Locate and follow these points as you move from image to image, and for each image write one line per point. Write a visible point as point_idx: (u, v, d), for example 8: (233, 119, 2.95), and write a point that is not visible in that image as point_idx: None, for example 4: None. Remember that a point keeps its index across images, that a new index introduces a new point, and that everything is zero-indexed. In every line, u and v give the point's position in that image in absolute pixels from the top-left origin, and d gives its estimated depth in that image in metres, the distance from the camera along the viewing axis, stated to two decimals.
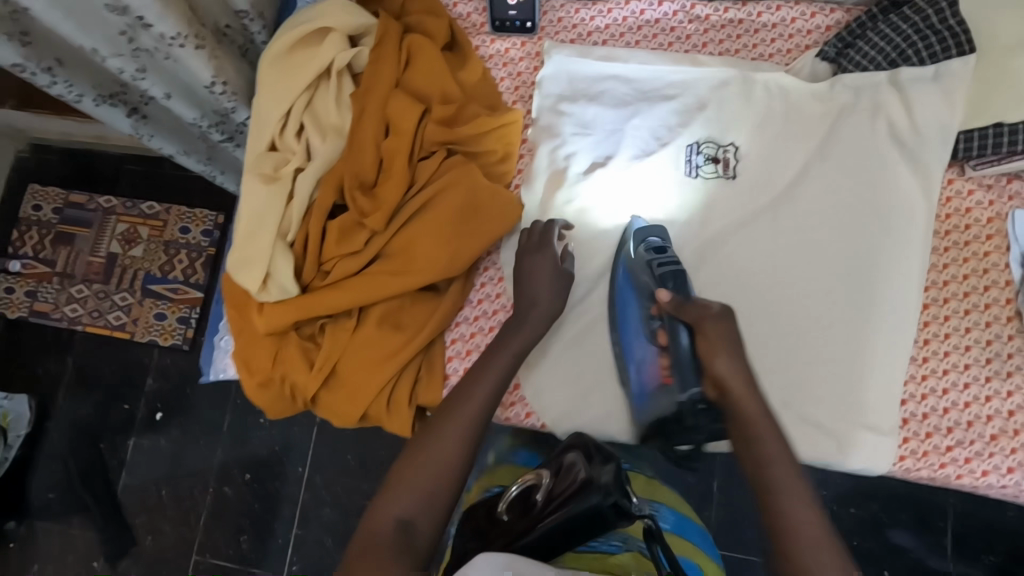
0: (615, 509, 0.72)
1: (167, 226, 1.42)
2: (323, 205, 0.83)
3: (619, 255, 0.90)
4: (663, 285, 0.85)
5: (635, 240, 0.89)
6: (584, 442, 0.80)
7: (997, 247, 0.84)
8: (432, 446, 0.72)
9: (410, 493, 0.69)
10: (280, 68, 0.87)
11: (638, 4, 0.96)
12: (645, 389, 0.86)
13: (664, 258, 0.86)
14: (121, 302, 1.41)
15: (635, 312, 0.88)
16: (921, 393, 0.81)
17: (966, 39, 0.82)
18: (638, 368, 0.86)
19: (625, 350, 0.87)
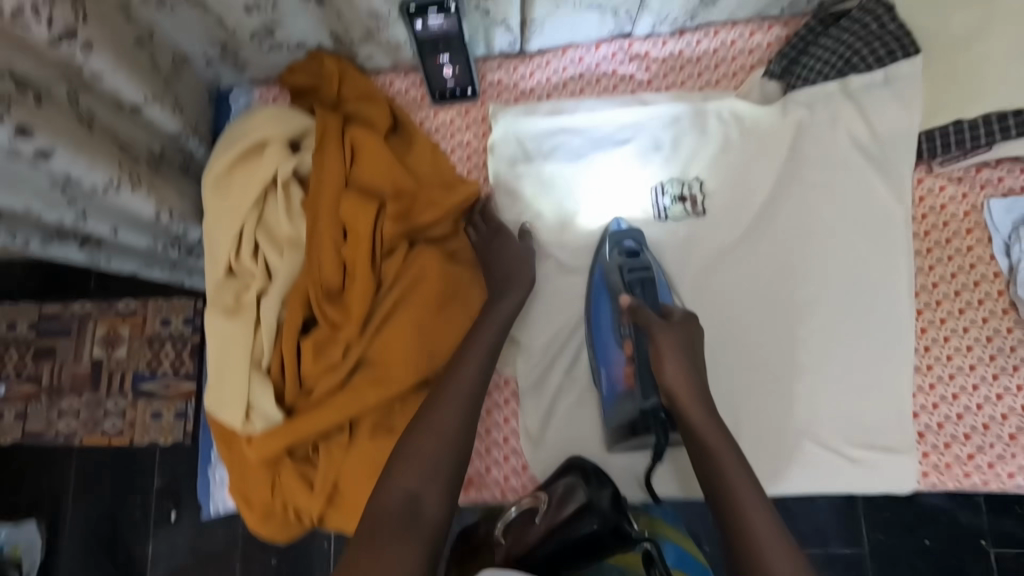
0: (612, 533, 0.76)
1: (147, 320, 1.25)
2: (293, 325, 0.80)
3: (596, 261, 0.89)
4: (632, 291, 0.85)
5: (611, 243, 0.88)
6: (582, 463, 0.84)
7: (979, 240, 0.82)
8: (426, 429, 0.72)
9: (412, 475, 0.69)
10: (224, 190, 0.84)
11: (576, 51, 0.94)
12: (614, 390, 0.86)
13: (636, 263, 0.86)
14: (115, 408, 1.24)
15: (607, 322, 0.87)
16: (932, 402, 0.80)
17: (909, 41, 0.81)
18: (609, 371, 0.87)
19: (596, 350, 0.87)
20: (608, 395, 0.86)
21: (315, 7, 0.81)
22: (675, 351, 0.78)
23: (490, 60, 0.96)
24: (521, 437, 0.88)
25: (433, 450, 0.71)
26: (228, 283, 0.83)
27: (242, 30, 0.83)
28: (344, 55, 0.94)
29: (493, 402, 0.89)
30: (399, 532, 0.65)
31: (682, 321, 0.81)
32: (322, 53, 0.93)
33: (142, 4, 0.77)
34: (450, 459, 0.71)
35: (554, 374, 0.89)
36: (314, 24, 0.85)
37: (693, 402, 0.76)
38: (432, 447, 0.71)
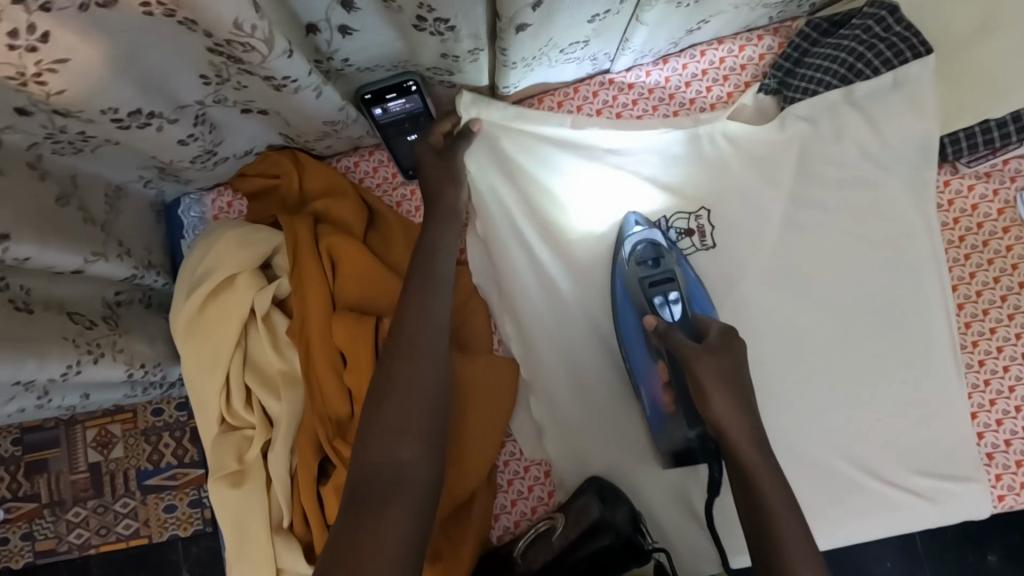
0: (628, 548, 0.77)
1: (138, 413, 1.08)
2: (308, 473, 0.72)
3: (613, 266, 0.81)
4: (657, 309, 0.78)
5: (628, 249, 0.79)
6: (596, 483, 0.80)
7: (1018, 238, 0.77)
8: (393, 395, 0.65)
9: (394, 446, 0.63)
10: (199, 335, 0.75)
11: (552, 98, 0.84)
12: (659, 412, 0.80)
13: (657, 275, 0.79)
14: (125, 509, 1.07)
15: (636, 336, 0.80)
16: (996, 419, 0.76)
17: (919, 40, 0.74)
18: (648, 388, 0.80)
19: (633, 369, 0.80)
20: (654, 414, 0.80)
21: (259, 115, 0.68)
22: (720, 395, 0.69)
23: None
24: None
25: (406, 412, 0.64)
26: (226, 439, 0.75)
27: (181, 159, 0.69)
28: (298, 147, 0.83)
29: (535, 497, 0.84)
30: (389, 500, 0.61)
31: (721, 344, 0.72)
32: (273, 150, 0.83)
33: (55, 155, 0.66)
34: (425, 416, 0.65)
35: (599, 456, 0.83)
36: (261, 127, 0.72)
37: (770, 483, 0.66)
38: (405, 411, 0.64)
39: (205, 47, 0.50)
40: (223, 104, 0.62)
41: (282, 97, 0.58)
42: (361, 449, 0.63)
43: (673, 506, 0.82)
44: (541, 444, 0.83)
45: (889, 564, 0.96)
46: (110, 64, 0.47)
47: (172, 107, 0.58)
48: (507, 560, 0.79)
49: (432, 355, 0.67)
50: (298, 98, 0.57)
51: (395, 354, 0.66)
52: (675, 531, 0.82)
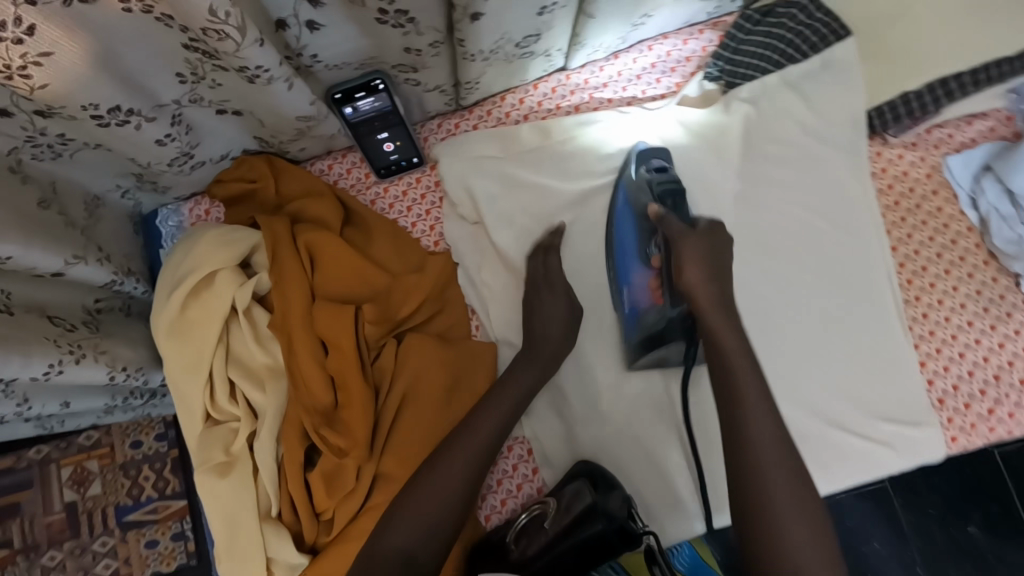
0: (620, 532, 0.77)
1: (116, 448, 1.08)
2: (296, 462, 0.73)
3: (621, 178, 0.85)
4: (663, 204, 0.80)
5: (637, 162, 0.83)
6: (589, 469, 0.81)
7: (946, 199, 0.83)
8: (423, 487, 0.71)
9: (407, 527, 0.70)
10: (181, 332, 0.77)
11: (514, 95, 0.90)
12: (637, 310, 0.82)
13: (664, 179, 0.81)
14: (104, 549, 1.06)
15: (634, 237, 0.82)
16: (943, 366, 0.81)
17: (838, 25, 0.82)
18: (630, 291, 0.83)
19: (619, 268, 0.83)
20: (632, 316, 0.83)
21: (234, 117, 0.72)
22: (699, 265, 0.74)
23: (428, 123, 0.91)
24: None
25: (429, 504, 0.71)
26: (211, 434, 0.76)
27: (158, 161, 0.73)
28: (273, 152, 0.87)
29: (520, 474, 0.86)
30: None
31: (706, 230, 0.77)
32: (248, 154, 0.86)
33: (35, 160, 0.69)
34: (448, 510, 0.71)
35: (578, 431, 0.85)
36: (237, 130, 0.75)
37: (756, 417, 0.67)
38: (426, 504, 0.71)
39: (181, 43, 0.54)
40: (198, 104, 0.65)
41: (257, 92, 0.62)
42: (384, 532, 0.70)
43: (652, 475, 0.84)
44: (522, 424, 0.86)
45: (880, 544, 1.03)
46: (93, 59, 0.51)
47: (150, 105, 0.61)
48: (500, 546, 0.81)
49: (473, 465, 0.73)
50: (271, 91, 0.60)
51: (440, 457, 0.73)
52: (655, 500, 0.84)
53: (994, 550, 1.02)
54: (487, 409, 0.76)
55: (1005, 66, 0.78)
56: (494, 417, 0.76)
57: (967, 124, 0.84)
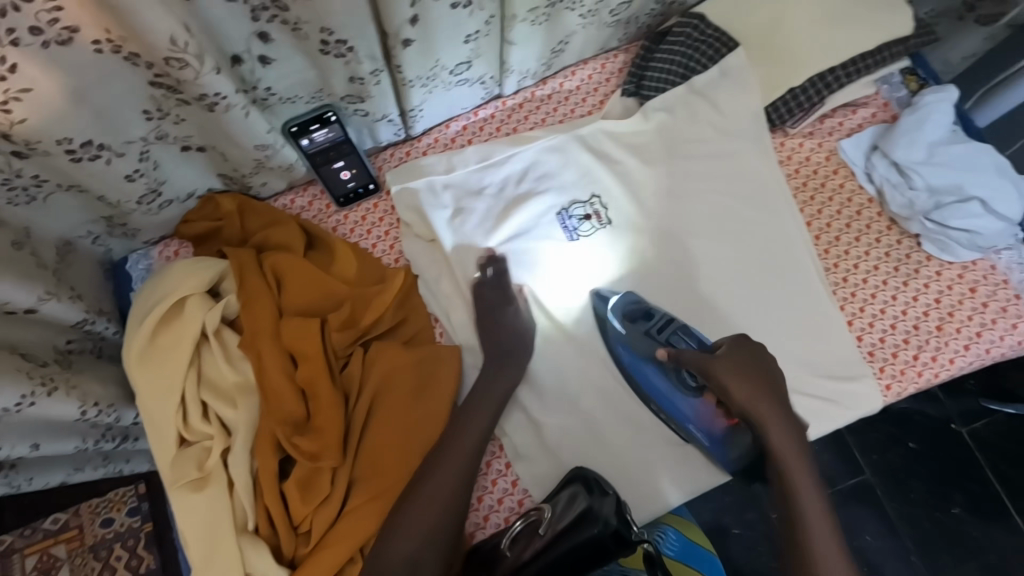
0: (615, 536, 0.79)
1: (85, 530, 1.15)
2: (270, 473, 0.75)
3: (611, 336, 0.88)
4: (672, 345, 0.87)
5: (619, 316, 0.89)
6: (584, 476, 0.82)
7: (846, 177, 0.94)
8: (420, 500, 0.75)
9: (407, 537, 0.74)
10: (152, 360, 0.80)
11: (458, 122, 1.00)
12: (717, 439, 0.85)
13: (657, 322, 0.88)
14: None
15: (661, 382, 0.87)
16: (868, 322, 0.89)
17: (727, 39, 0.95)
18: (696, 425, 0.86)
19: (672, 415, 0.86)
20: (715, 445, 0.85)
21: (198, 153, 0.79)
22: (743, 382, 0.82)
23: (381, 153, 0.99)
24: (532, 493, 0.86)
25: (426, 516, 0.74)
26: (184, 455, 0.77)
27: (128, 200, 0.78)
28: (238, 190, 0.93)
29: (493, 470, 0.88)
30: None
31: (733, 346, 0.85)
32: (214, 194, 0.91)
33: (9, 206, 0.73)
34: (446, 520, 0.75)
35: (542, 421, 0.87)
36: (201, 167, 0.82)
37: (794, 472, 0.81)
38: (423, 516, 0.74)
39: (147, 80, 0.62)
40: (164, 141, 0.72)
41: (218, 123, 0.69)
42: (386, 546, 0.73)
43: (620, 458, 0.87)
44: None
45: (869, 535, 1.19)
46: (66, 95, 0.58)
47: (119, 141, 0.68)
48: (496, 554, 0.81)
49: (456, 468, 0.77)
50: (230, 119, 0.67)
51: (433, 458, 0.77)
52: (626, 481, 0.86)
53: (971, 522, 1.19)
54: (470, 419, 0.81)
55: (869, 59, 0.92)
56: (479, 424, 0.80)
57: (852, 113, 0.96)
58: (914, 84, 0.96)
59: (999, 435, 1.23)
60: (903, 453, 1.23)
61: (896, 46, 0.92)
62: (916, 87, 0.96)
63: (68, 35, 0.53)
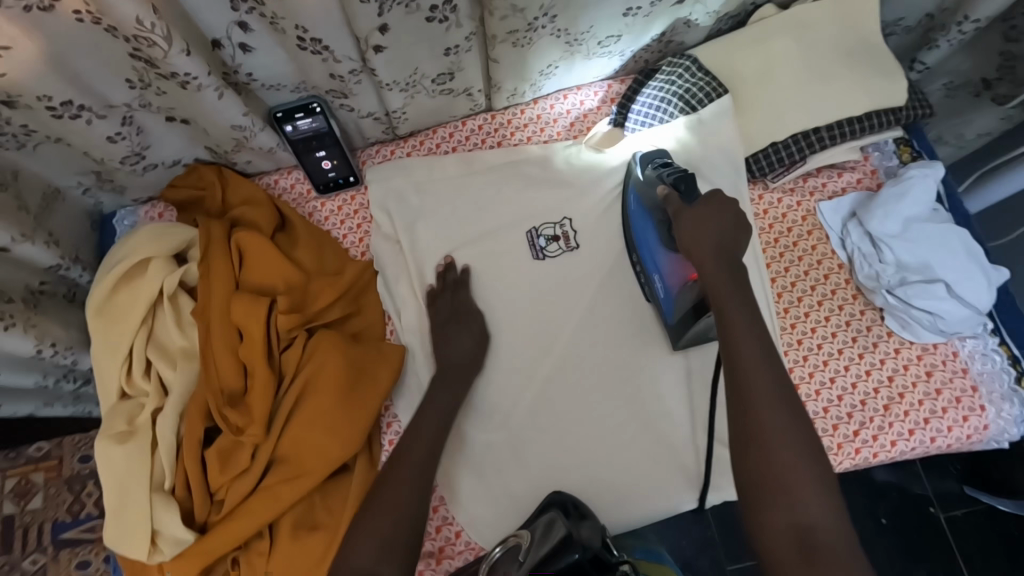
0: (595, 563, 0.73)
1: (64, 462, 1.21)
2: (193, 439, 0.78)
3: (629, 182, 0.93)
4: (677, 187, 0.82)
5: (642, 163, 0.90)
6: (561, 500, 0.81)
7: (819, 239, 0.93)
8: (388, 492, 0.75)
9: (369, 539, 0.71)
10: (110, 314, 0.84)
11: (445, 129, 1.01)
12: (670, 294, 0.87)
13: (670, 170, 0.86)
14: (33, 566, 1.17)
15: (651, 230, 0.89)
16: (815, 390, 0.87)
17: (718, 85, 0.93)
18: (660, 277, 0.88)
19: (647, 262, 0.89)
20: (666, 300, 0.88)
21: (182, 125, 0.83)
22: (706, 234, 0.78)
23: (368, 148, 1.02)
24: (448, 502, 0.87)
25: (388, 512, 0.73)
26: (120, 407, 0.81)
27: (110, 158, 0.83)
28: (223, 163, 0.96)
29: None
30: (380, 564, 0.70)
31: (715, 202, 0.79)
32: (200, 164, 0.95)
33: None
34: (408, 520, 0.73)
35: (472, 432, 0.89)
36: (186, 140, 0.86)
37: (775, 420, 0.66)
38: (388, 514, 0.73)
39: (126, 52, 0.66)
40: (148, 109, 0.77)
41: (193, 100, 0.73)
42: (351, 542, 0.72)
43: (546, 481, 0.87)
44: None
45: None
46: (49, 56, 0.64)
47: (101, 104, 0.73)
48: None
49: (404, 478, 0.76)
50: (203, 98, 0.72)
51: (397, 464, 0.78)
52: None
53: None
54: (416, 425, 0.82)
55: (857, 123, 0.91)
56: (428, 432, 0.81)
57: (837, 175, 0.95)
58: (907, 155, 0.94)
59: (974, 526, 1.18)
60: (869, 526, 1.19)
61: (887, 114, 0.91)
62: (908, 159, 0.94)
63: (49, 3, 0.59)
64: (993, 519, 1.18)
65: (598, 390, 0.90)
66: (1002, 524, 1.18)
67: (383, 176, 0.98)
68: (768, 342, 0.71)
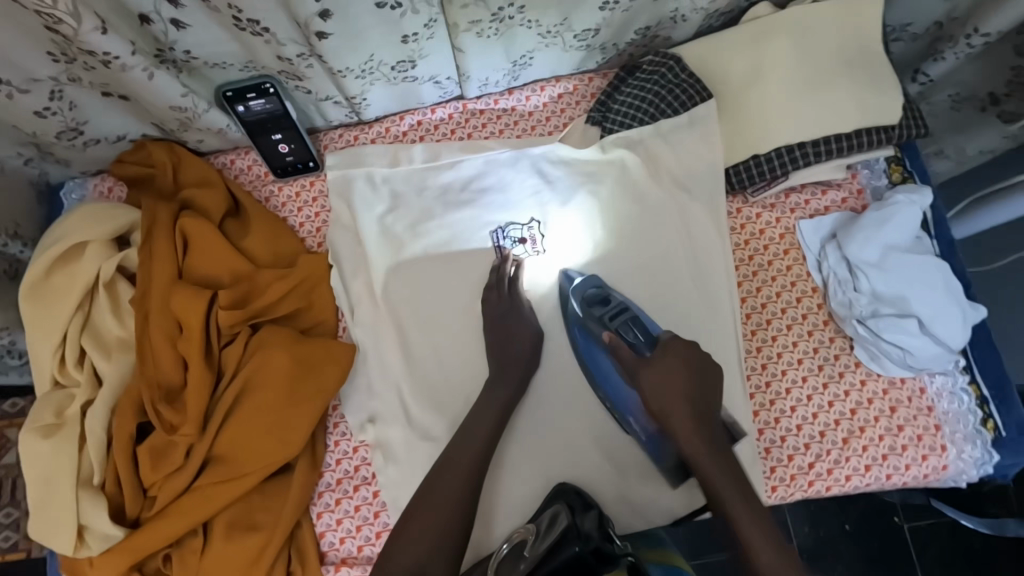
0: (597, 555, 0.72)
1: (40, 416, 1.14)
2: (124, 434, 0.76)
3: (569, 316, 0.86)
4: (625, 335, 0.82)
5: (577, 296, 0.85)
6: (566, 494, 0.79)
7: (796, 259, 0.88)
8: (428, 491, 0.77)
9: (415, 543, 0.73)
10: (42, 298, 0.80)
11: (413, 116, 0.95)
12: (652, 439, 0.82)
13: (611, 309, 0.83)
14: (7, 520, 1.12)
15: (608, 365, 0.84)
16: (774, 417, 0.84)
17: (702, 88, 0.88)
18: (637, 418, 0.82)
19: (615, 404, 0.83)
20: (652, 444, 0.83)
21: (121, 102, 0.80)
22: (674, 402, 0.77)
23: (331, 132, 0.96)
24: (389, 513, 0.82)
25: (438, 505, 0.76)
26: (51, 396, 0.79)
27: (44, 133, 0.80)
28: (175, 139, 0.89)
29: (359, 476, 0.85)
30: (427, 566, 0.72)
31: (674, 351, 0.80)
32: (147, 140, 0.88)
33: None
34: (457, 521, 0.75)
35: (423, 439, 0.84)
36: (127, 117, 0.83)
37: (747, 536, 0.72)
38: (436, 513, 0.75)
39: (43, 25, 0.65)
40: (79, 84, 0.75)
41: (123, 80, 0.72)
42: (393, 544, 0.74)
43: (498, 491, 0.84)
44: (368, 427, 0.85)
45: None
46: None
47: (24, 78, 0.72)
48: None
49: (439, 479, 0.78)
50: (132, 79, 0.71)
51: (438, 472, 0.78)
52: (503, 512, 0.84)
53: None
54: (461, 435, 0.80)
55: (845, 141, 0.85)
56: (486, 426, 0.81)
57: (822, 193, 0.90)
58: (897, 175, 0.89)
59: (938, 536, 1.18)
60: (835, 534, 1.18)
61: (877, 132, 0.85)
62: (898, 179, 0.89)
63: None
64: (957, 533, 1.17)
65: (555, 401, 0.87)
66: (967, 538, 1.17)
67: (344, 162, 0.93)
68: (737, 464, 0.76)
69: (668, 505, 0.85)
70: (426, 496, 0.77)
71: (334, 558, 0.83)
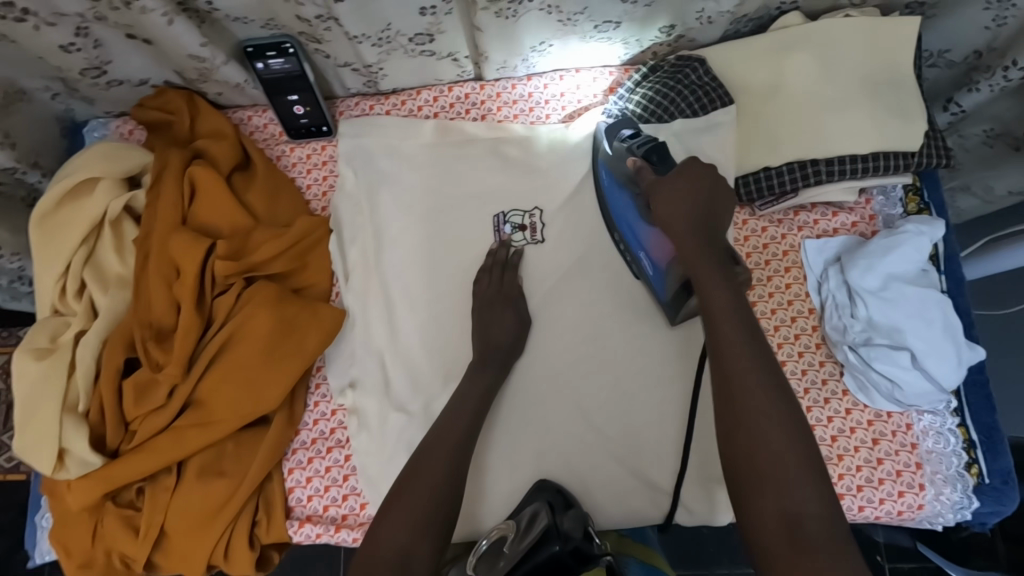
0: (576, 555, 0.69)
1: None
2: (111, 368, 0.78)
3: (597, 158, 0.88)
4: (648, 159, 0.78)
5: (609, 137, 0.84)
6: (547, 492, 0.79)
7: (796, 278, 0.86)
8: (414, 471, 0.72)
9: (397, 526, 0.67)
10: (50, 229, 0.83)
11: (429, 92, 0.95)
12: (658, 273, 0.82)
13: (640, 140, 0.81)
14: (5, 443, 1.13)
15: (626, 203, 0.84)
16: None
17: (723, 92, 0.86)
18: (647, 253, 0.83)
19: (630, 239, 0.85)
20: (658, 276, 0.82)
21: (145, 46, 0.82)
22: (677, 220, 0.73)
23: (348, 100, 0.97)
24: (357, 479, 0.84)
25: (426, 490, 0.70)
26: (49, 324, 0.82)
27: (70, 69, 0.83)
28: (195, 90, 0.91)
29: (334, 439, 0.86)
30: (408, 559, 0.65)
31: (690, 173, 0.75)
32: (169, 88, 0.90)
33: None
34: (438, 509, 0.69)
35: (399, 411, 0.85)
36: (151, 62, 0.85)
37: (748, 401, 0.63)
38: (424, 486, 0.71)
39: None
40: (104, 23, 0.77)
41: (146, 24, 0.76)
42: (375, 529, 0.68)
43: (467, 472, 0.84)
44: (347, 393, 0.87)
45: None
46: None
47: (49, 11, 0.74)
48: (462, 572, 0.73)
49: (428, 460, 0.74)
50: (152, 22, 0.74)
51: (424, 453, 0.74)
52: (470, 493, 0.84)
53: None
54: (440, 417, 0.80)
55: (861, 162, 0.83)
56: (465, 413, 0.78)
57: (832, 214, 0.88)
58: (912, 206, 0.87)
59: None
60: None
61: (897, 156, 0.83)
62: (913, 210, 0.86)
63: None
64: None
65: (535, 391, 0.86)
66: None
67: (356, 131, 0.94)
68: (752, 323, 0.68)
69: (634, 507, 0.84)
70: (411, 475, 0.72)
71: (299, 514, 0.84)
